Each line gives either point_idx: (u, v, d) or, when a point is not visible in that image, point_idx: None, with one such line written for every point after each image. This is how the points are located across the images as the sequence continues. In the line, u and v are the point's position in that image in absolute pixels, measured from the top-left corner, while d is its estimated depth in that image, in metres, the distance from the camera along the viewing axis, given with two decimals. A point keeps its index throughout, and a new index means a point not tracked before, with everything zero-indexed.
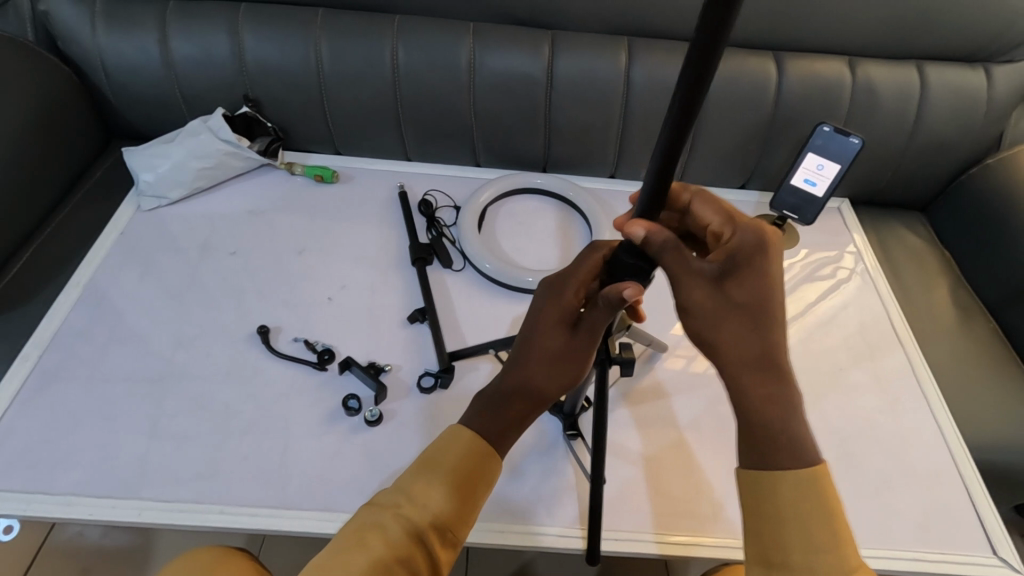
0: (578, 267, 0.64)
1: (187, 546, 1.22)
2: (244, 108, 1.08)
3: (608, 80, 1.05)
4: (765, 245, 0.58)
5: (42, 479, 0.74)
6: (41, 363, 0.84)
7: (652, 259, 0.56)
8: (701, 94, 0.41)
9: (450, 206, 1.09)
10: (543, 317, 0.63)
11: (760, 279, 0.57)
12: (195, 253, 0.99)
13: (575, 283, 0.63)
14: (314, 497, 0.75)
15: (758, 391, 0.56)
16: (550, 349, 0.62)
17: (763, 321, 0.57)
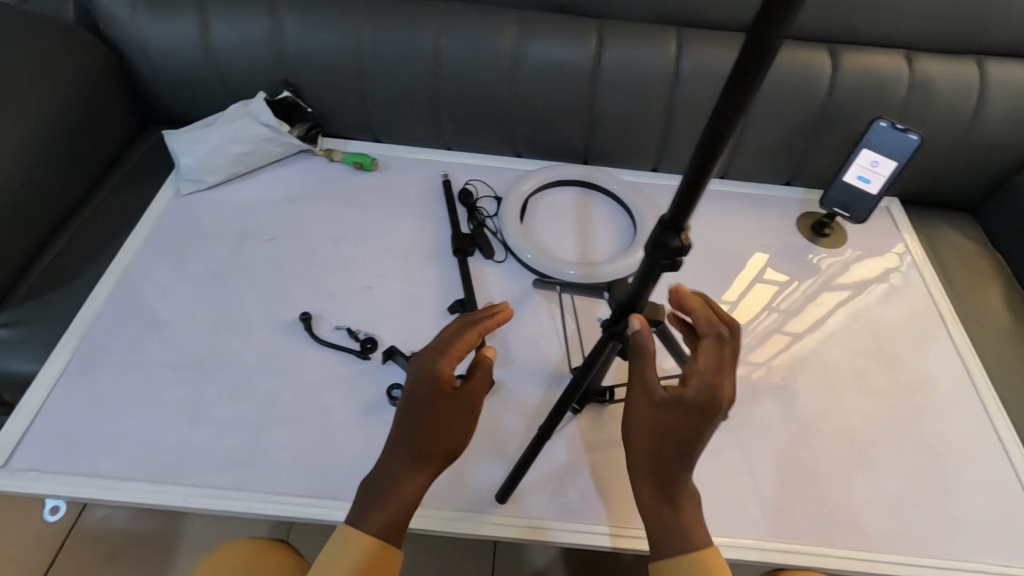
0: (454, 338, 0.64)
1: (213, 536, 1.22)
2: (285, 93, 1.07)
3: (656, 70, 1.02)
4: (713, 404, 0.57)
5: (84, 462, 0.73)
6: (83, 344, 0.83)
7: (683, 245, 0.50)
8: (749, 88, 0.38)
9: (491, 196, 1.07)
10: (420, 389, 0.61)
11: (690, 425, 0.58)
12: (235, 238, 0.97)
13: (448, 356, 0.62)
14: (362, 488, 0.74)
15: (655, 501, 0.61)
16: (429, 421, 0.61)
17: (684, 447, 0.60)
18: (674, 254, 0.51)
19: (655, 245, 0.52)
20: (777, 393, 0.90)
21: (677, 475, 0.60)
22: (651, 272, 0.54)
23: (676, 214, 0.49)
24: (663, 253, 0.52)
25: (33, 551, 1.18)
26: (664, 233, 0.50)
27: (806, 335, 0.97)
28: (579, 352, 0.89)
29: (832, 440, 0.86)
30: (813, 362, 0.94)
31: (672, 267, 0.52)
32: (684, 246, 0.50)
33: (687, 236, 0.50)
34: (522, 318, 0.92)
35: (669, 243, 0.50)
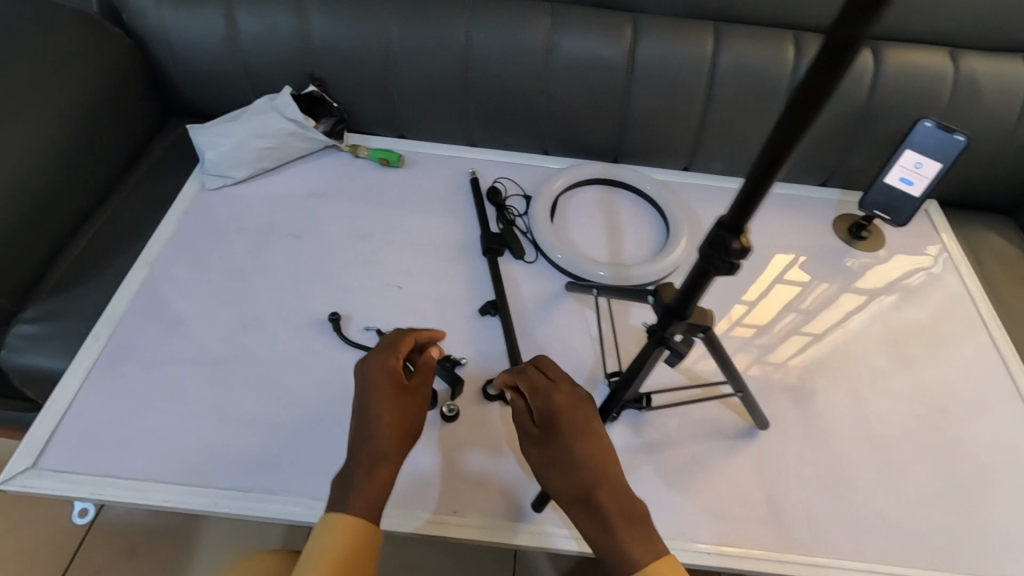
0: (395, 346, 0.73)
1: (233, 538, 1.20)
2: (311, 87, 1.05)
3: (691, 66, 0.99)
4: (558, 413, 0.66)
5: (112, 463, 0.72)
6: (109, 342, 0.82)
7: (742, 248, 0.48)
8: (832, 84, 0.38)
9: (520, 194, 1.05)
10: (376, 400, 0.68)
11: (560, 442, 0.65)
12: (261, 234, 0.96)
13: (396, 361, 0.71)
14: (409, 497, 0.73)
15: (596, 530, 0.62)
16: (389, 410, 0.67)
17: (591, 466, 0.63)
18: (732, 256, 0.49)
19: (712, 246, 0.50)
20: (816, 401, 0.87)
21: (589, 496, 0.62)
22: (705, 275, 0.53)
23: (736, 215, 0.48)
24: (720, 255, 0.50)
25: (52, 548, 1.16)
26: (722, 234, 0.49)
27: (844, 341, 0.95)
28: (612, 356, 0.87)
29: (874, 450, 0.84)
30: (852, 369, 0.92)
31: (729, 270, 0.50)
32: (743, 248, 0.48)
33: (746, 239, 0.48)
34: (555, 321, 0.90)
35: (727, 244, 0.49)
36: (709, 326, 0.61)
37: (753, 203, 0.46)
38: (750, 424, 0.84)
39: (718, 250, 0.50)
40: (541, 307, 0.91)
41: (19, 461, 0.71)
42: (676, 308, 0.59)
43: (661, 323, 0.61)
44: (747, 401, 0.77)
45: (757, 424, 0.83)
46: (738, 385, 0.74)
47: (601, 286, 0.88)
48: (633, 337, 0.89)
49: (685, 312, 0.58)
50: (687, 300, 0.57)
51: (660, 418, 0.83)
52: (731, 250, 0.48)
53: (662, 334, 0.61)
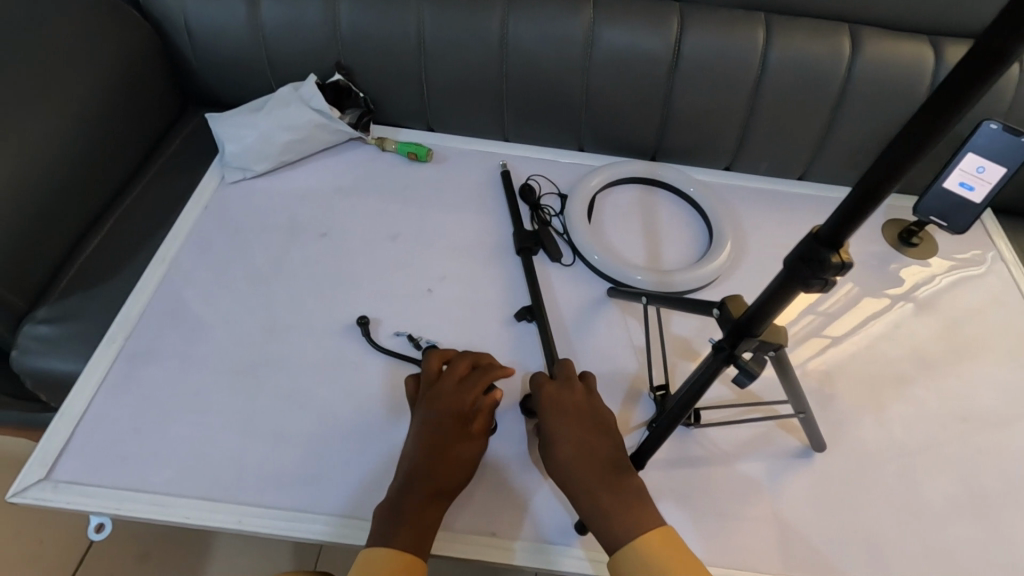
0: (441, 373, 0.73)
1: (248, 544, 1.16)
2: (337, 76, 0.99)
3: (741, 61, 0.94)
4: (553, 393, 0.71)
5: (134, 476, 0.68)
6: (128, 345, 0.77)
7: (838, 265, 0.43)
8: (980, 87, 0.32)
9: (554, 193, 1.00)
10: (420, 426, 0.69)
11: (553, 418, 0.69)
12: (286, 232, 0.91)
13: (440, 386, 0.71)
14: (457, 516, 0.68)
15: (585, 502, 0.64)
16: (442, 445, 0.66)
17: (591, 450, 0.67)
18: (829, 272, 0.43)
19: (803, 258, 0.45)
20: (866, 420, 0.84)
21: (576, 466, 0.65)
22: (789, 289, 0.48)
23: (838, 227, 0.42)
24: (814, 269, 0.44)
25: (60, 551, 1.13)
26: (818, 245, 0.43)
27: (895, 354, 0.90)
28: (656, 368, 0.82)
29: (929, 473, 0.80)
30: (904, 384, 0.88)
31: (821, 287, 0.45)
32: (843, 264, 0.43)
33: (847, 253, 0.43)
34: (595, 328, 0.85)
35: (824, 259, 0.43)
36: (782, 342, 0.56)
37: (860, 216, 0.40)
38: (805, 445, 0.81)
39: (812, 265, 0.44)
40: (580, 314, 0.86)
41: (32, 472, 0.67)
42: (747, 325, 0.54)
43: (729, 340, 0.56)
44: (807, 423, 0.75)
45: (813, 445, 0.79)
46: (801, 407, 0.73)
47: (649, 294, 0.82)
48: (677, 348, 0.85)
49: (757, 329, 0.53)
50: (761, 316, 0.52)
51: (707, 434, 0.80)
52: (828, 266, 0.43)
53: (730, 352, 0.57)
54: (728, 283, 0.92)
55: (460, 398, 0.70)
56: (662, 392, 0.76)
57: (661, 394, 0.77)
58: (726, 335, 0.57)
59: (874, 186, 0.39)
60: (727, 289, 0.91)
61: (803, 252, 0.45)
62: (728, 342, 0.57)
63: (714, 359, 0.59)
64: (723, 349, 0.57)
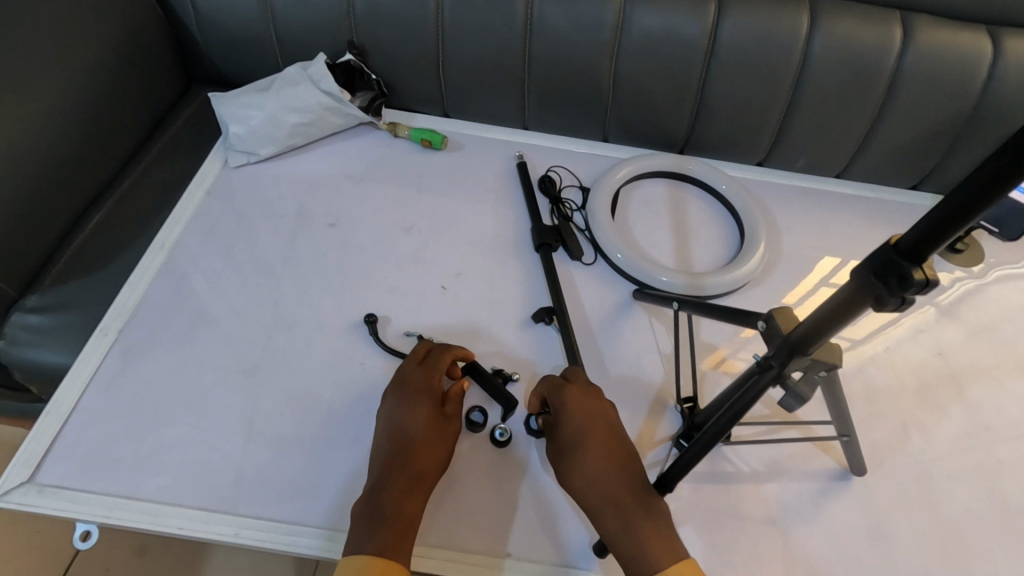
0: (414, 365, 0.69)
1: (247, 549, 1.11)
2: (348, 56, 0.93)
3: (783, 48, 0.87)
4: (570, 400, 0.66)
5: (124, 481, 0.63)
6: (122, 339, 0.73)
7: (921, 283, 0.39)
8: None
9: (576, 185, 0.94)
10: (400, 411, 0.65)
11: (575, 428, 0.64)
12: (292, 220, 0.86)
13: (415, 376, 0.68)
14: (462, 537, 0.63)
15: (613, 523, 0.59)
16: (423, 435, 0.63)
17: (619, 466, 0.62)
18: (909, 290, 0.39)
19: (879, 273, 0.42)
20: (910, 440, 0.78)
21: (603, 482, 0.60)
22: (857, 307, 0.44)
23: (920, 240, 0.39)
24: (889, 286, 0.41)
25: (44, 558, 1.06)
26: (896, 259, 0.40)
27: (939, 368, 0.84)
28: (684, 378, 0.77)
29: (980, 501, 0.74)
30: (949, 399, 0.82)
31: (897, 306, 0.41)
32: (927, 282, 0.39)
33: (932, 270, 0.39)
34: (618, 332, 0.80)
35: (904, 273, 0.40)
36: (836, 363, 0.54)
37: (950, 230, 0.37)
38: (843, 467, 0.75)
39: (889, 280, 0.41)
40: (603, 316, 0.81)
41: (16, 473, 0.62)
42: (799, 342, 0.51)
43: (779, 357, 0.53)
44: (848, 444, 0.70)
45: (852, 468, 0.73)
46: (845, 429, 0.69)
47: (678, 299, 0.76)
48: (708, 357, 0.79)
49: (812, 348, 0.50)
50: (818, 334, 0.49)
51: (737, 451, 0.74)
52: (911, 283, 0.39)
53: (779, 371, 0.54)
54: (761, 289, 0.86)
55: (435, 383, 0.67)
56: (690, 406, 0.71)
57: (688, 407, 0.71)
58: (773, 351, 0.54)
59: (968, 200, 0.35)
60: (759, 294, 0.86)
61: (879, 265, 0.42)
62: (778, 360, 0.54)
63: (761, 378, 0.55)
64: (772, 367, 0.54)
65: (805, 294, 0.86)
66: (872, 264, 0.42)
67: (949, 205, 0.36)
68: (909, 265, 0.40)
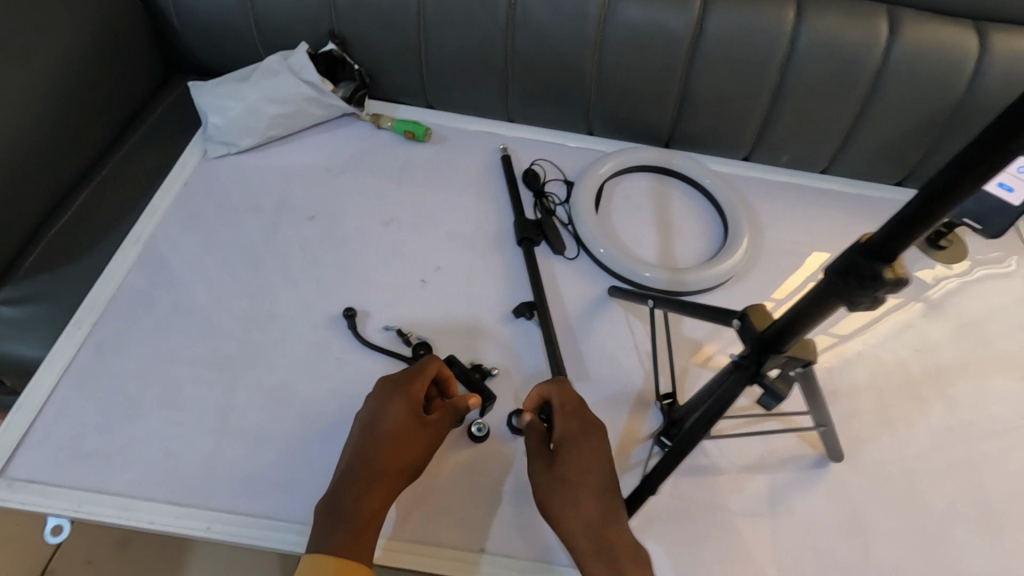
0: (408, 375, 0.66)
1: (229, 548, 1.10)
2: (330, 45, 0.92)
3: (769, 42, 0.86)
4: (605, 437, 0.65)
5: (96, 476, 0.63)
6: (97, 332, 0.72)
7: (892, 281, 0.39)
8: None
9: (559, 179, 0.93)
10: (390, 417, 0.63)
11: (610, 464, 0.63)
12: (271, 212, 0.85)
13: (412, 385, 0.65)
14: (435, 534, 0.63)
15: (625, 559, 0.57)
16: (393, 435, 0.62)
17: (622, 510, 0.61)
18: (880, 289, 0.39)
19: (848, 273, 0.41)
20: (889, 437, 0.78)
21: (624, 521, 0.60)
22: (829, 306, 0.44)
23: (888, 239, 0.38)
24: (859, 285, 0.41)
25: (21, 555, 1.05)
26: (865, 259, 0.40)
27: (920, 363, 0.84)
28: (664, 374, 0.77)
29: (956, 499, 0.75)
30: (927, 396, 0.82)
31: (870, 304, 0.41)
32: (896, 281, 0.39)
33: (900, 269, 0.39)
34: (600, 328, 0.80)
35: (874, 273, 0.40)
36: (811, 358, 0.53)
37: (918, 229, 0.36)
38: (821, 464, 0.75)
39: (861, 279, 0.41)
40: (584, 311, 0.81)
41: None
42: (772, 341, 0.52)
43: (755, 357, 0.54)
44: (825, 435, 0.70)
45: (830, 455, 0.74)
46: (821, 419, 0.68)
47: (655, 296, 0.75)
48: (688, 353, 0.79)
49: (784, 347, 0.51)
50: (792, 333, 0.49)
51: (717, 450, 0.74)
52: (883, 283, 0.39)
53: (755, 372, 0.55)
54: (743, 285, 0.86)
55: (417, 387, 0.65)
56: (670, 402, 0.71)
57: (669, 403, 0.72)
58: (750, 352, 0.54)
59: (938, 198, 0.35)
60: (740, 290, 0.86)
61: (848, 265, 0.42)
62: (753, 360, 0.54)
63: (737, 377, 0.56)
64: (749, 366, 0.55)
65: (789, 292, 0.86)
66: (841, 264, 0.42)
67: (916, 204, 0.36)
68: (878, 264, 0.40)
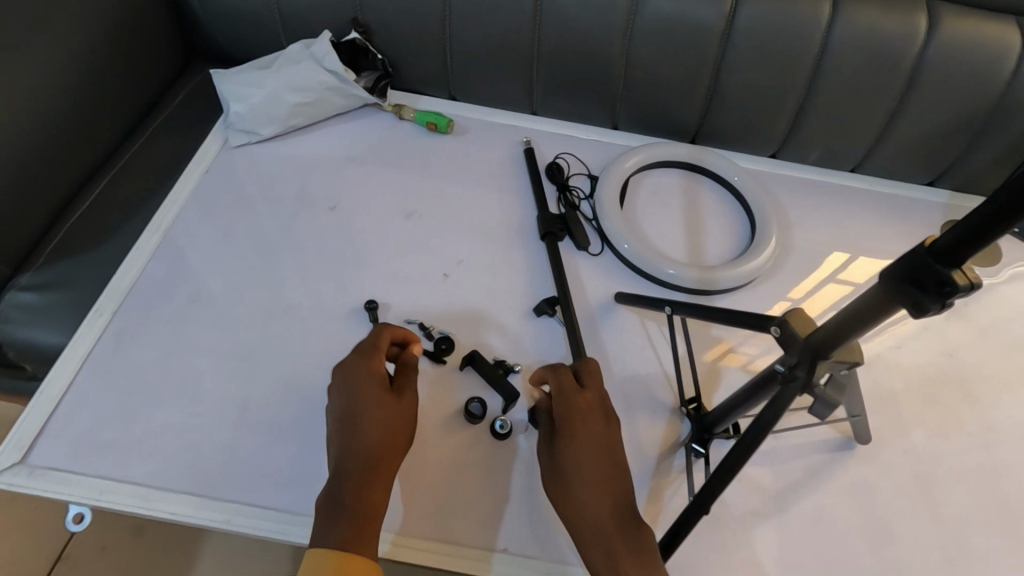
0: (365, 350, 0.66)
1: (241, 540, 1.10)
2: (353, 34, 0.91)
3: (802, 35, 0.84)
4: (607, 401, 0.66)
5: (116, 465, 0.62)
6: (117, 320, 0.71)
7: (965, 286, 0.37)
8: None
9: (584, 173, 0.92)
10: (360, 393, 0.62)
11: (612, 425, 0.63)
12: (291, 203, 0.84)
13: (372, 359, 0.65)
14: (453, 531, 0.62)
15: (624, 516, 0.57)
16: (383, 419, 0.61)
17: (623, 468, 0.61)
18: (952, 296, 0.38)
19: (915, 279, 0.40)
20: (919, 444, 0.76)
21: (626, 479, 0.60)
22: (891, 311, 0.43)
23: (958, 244, 0.37)
24: (927, 291, 0.39)
25: (37, 540, 1.05)
26: (933, 265, 0.38)
27: (951, 368, 0.82)
28: (689, 374, 0.75)
29: (988, 510, 0.72)
30: (959, 402, 0.80)
31: (940, 310, 0.40)
32: (970, 286, 0.37)
33: (974, 273, 0.37)
34: (624, 327, 0.78)
35: (944, 279, 0.38)
36: (858, 360, 0.51)
37: (994, 234, 0.35)
38: (849, 470, 0.73)
39: (930, 286, 0.39)
40: (608, 308, 0.79)
41: (6, 455, 0.61)
42: (823, 346, 0.50)
43: (805, 366, 0.51)
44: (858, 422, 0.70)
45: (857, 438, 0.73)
46: (855, 409, 0.68)
47: (674, 303, 0.74)
48: (714, 353, 0.77)
49: (835, 350, 0.49)
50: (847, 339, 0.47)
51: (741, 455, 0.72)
52: (956, 290, 0.37)
53: (805, 380, 0.51)
54: (770, 285, 0.84)
55: (377, 361, 0.65)
56: (696, 406, 0.70)
57: (694, 408, 0.70)
58: (798, 360, 0.52)
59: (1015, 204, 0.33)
60: (767, 289, 0.84)
61: (911, 270, 0.40)
62: (803, 369, 0.52)
63: (787, 389, 0.53)
64: (797, 377, 0.52)
65: (805, 291, 0.84)
66: (901, 268, 0.41)
67: (991, 209, 0.34)
68: (948, 270, 0.38)
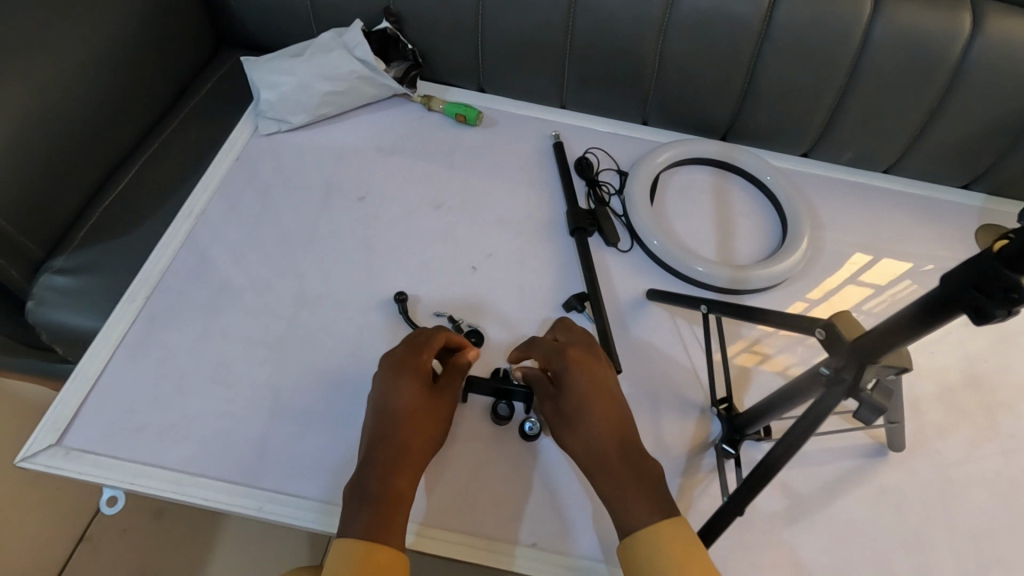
0: (418, 348, 0.65)
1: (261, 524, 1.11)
2: (384, 23, 0.90)
3: (842, 32, 0.82)
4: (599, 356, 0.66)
5: (149, 449, 0.63)
6: (149, 305, 0.72)
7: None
8: None
9: (613, 168, 0.91)
10: (405, 390, 0.62)
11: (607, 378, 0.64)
12: (320, 192, 0.84)
13: (418, 357, 0.64)
14: (478, 524, 0.62)
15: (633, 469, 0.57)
16: (410, 410, 0.61)
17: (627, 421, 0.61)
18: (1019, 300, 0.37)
19: (979, 282, 0.39)
20: (951, 452, 0.75)
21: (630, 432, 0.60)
22: (949, 315, 0.42)
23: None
24: (992, 296, 0.38)
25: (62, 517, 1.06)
26: (998, 269, 0.37)
27: (984, 375, 0.81)
28: (719, 374, 0.75)
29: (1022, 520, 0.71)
30: (992, 409, 0.79)
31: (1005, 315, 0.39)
32: None
33: None
34: (653, 325, 0.78)
35: (1010, 284, 0.37)
36: (907, 365, 0.51)
37: None
38: (880, 476, 0.72)
39: (994, 289, 0.38)
40: (637, 306, 0.79)
41: (42, 436, 0.62)
42: (871, 351, 0.49)
43: (851, 369, 0.50)
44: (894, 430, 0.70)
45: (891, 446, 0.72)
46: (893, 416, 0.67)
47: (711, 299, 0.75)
48: (744, 354, 0.76)
49: (883, 355, 0.48)
50: (897, 343, 0.46)
51: None
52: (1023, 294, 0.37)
53: (851, 383, 0.51)
54: (802, 286, 0.83)
55: (426, 359, 0.64)
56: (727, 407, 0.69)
57: (725, 408, 0.70)
58: (844, 363, 0.51)
59: None
60: (799, 290, 0.83)
61: (976, 273, 0.39)
62: (849, 372, 0.51)
63: (831, 392, 0.52)
64: (843, 380, 0.51)
65: (830, 288, 0.83)
66: (967, 270, 0.40)
67: None
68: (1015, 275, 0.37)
